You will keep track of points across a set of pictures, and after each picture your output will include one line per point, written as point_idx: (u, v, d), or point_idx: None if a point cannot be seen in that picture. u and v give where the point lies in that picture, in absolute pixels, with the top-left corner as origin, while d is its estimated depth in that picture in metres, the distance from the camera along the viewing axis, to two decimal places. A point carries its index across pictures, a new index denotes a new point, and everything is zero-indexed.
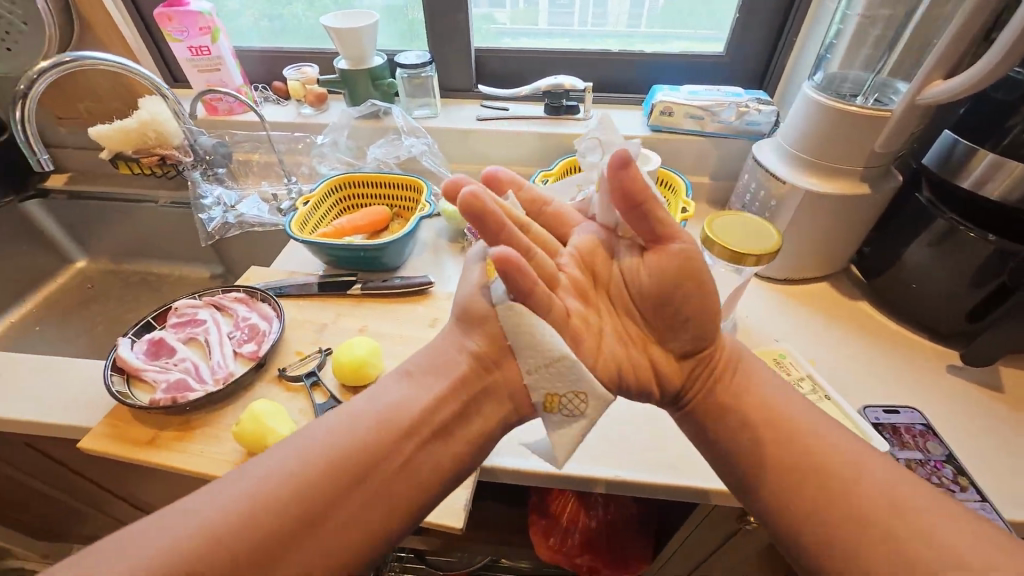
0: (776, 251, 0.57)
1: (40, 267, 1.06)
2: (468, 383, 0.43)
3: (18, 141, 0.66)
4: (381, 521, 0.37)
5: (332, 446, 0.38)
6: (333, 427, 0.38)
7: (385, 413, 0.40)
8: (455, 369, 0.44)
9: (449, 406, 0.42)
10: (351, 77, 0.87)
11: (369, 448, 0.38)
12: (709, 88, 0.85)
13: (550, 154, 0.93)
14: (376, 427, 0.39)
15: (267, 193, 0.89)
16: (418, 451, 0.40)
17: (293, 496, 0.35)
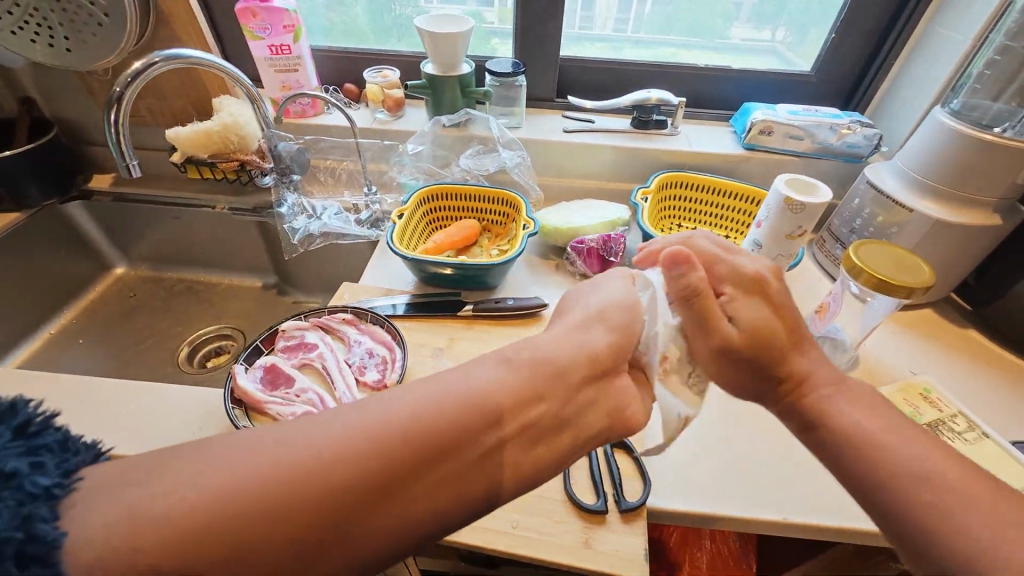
0: (930, 286, 0.55)
1: (79, 273, 0.98)
2: (557, 381, 0.38)
3: (109, 145, 0.60)
4: (464, 508, 0.33)
5: (401, 422, 0.32)
6: (431, 389, 0.34)
7: (482, 404, 0.35)
8: (563, 365, 0.40)
9: (536, 410, 0.37)
10: (440, 84, 0.83)
11: (449, 442, 0.33)
12: (807, 108, 0.84)
13: (637, 168, 0.91)
14: (464, 417, 0.34)
15: (347, 203, 0.84)
16: (503, 448, 0.35)
17: (336, 476, 0.29)
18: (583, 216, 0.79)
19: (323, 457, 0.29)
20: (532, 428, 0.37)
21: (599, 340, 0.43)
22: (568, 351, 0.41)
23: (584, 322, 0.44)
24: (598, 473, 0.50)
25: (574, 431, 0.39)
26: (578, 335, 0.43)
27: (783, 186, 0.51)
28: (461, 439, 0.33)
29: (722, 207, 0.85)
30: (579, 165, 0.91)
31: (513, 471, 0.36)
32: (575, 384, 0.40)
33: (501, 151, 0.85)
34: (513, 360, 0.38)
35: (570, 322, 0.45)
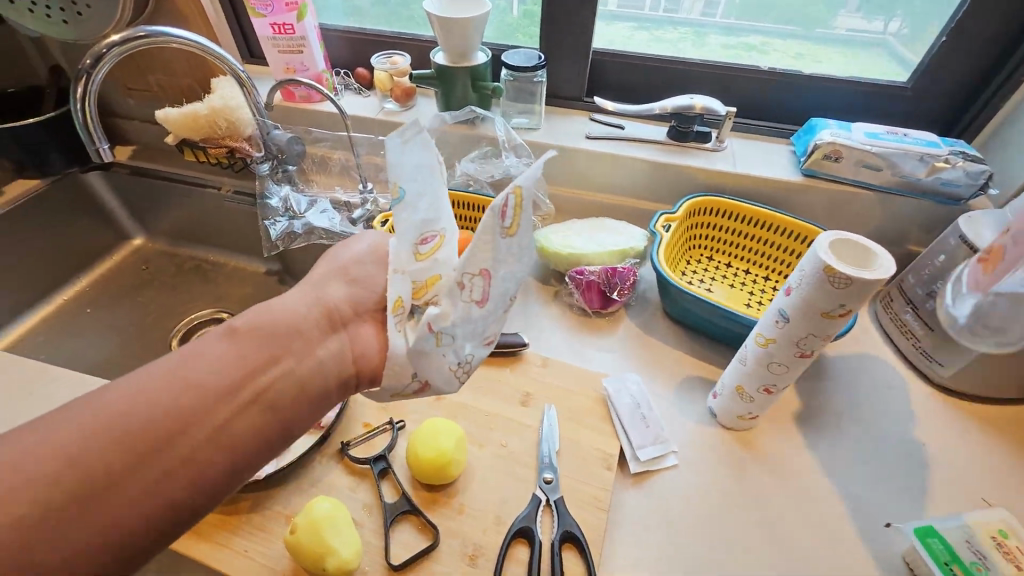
0: None
1: (97, 242, 0.99)
2: (288, 342, 0.37)
3: (76, 124, 0.57)
4: (201, 476, 0.32)
5: (105, 410, 0.31)
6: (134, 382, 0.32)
7: (197, 373, 0.33)
8: (289, 325, 0.37)
9: (274, 370, 0.35)
10: (449, 75, 0.74)
11: (162, 418, 0.32)
12: (892, 132, 0.67)
13: (668, 186, 0.77)
14: (177, 393, 0.32)
15: (340, 199, 0.78)
16: (233, 416, 0.33)
17: (42, 478, 0.29)
18: (589, 240, 0.68)
19: (28, 463, 0.29)
20: (273, 389, 0.35)
21: (338, 294, 0.40)
22: (293, 308, 0.39)
23: (320, 279, 0.41)
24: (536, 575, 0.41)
25: (325, 377, 0.37)
26: (311, 292, 0.40)
27: (826, 250, 0.39)
28: (182, 411, 0.32)
29: (768, 243, 0.72)
30: (601, 177, 0.80)
31: (259, 425, 0.34)
32: (314, 338, 0.38)
33: (507, 156, 0.76)
34: (237, 330, 0.36)
35: (307, 280, 0.41)
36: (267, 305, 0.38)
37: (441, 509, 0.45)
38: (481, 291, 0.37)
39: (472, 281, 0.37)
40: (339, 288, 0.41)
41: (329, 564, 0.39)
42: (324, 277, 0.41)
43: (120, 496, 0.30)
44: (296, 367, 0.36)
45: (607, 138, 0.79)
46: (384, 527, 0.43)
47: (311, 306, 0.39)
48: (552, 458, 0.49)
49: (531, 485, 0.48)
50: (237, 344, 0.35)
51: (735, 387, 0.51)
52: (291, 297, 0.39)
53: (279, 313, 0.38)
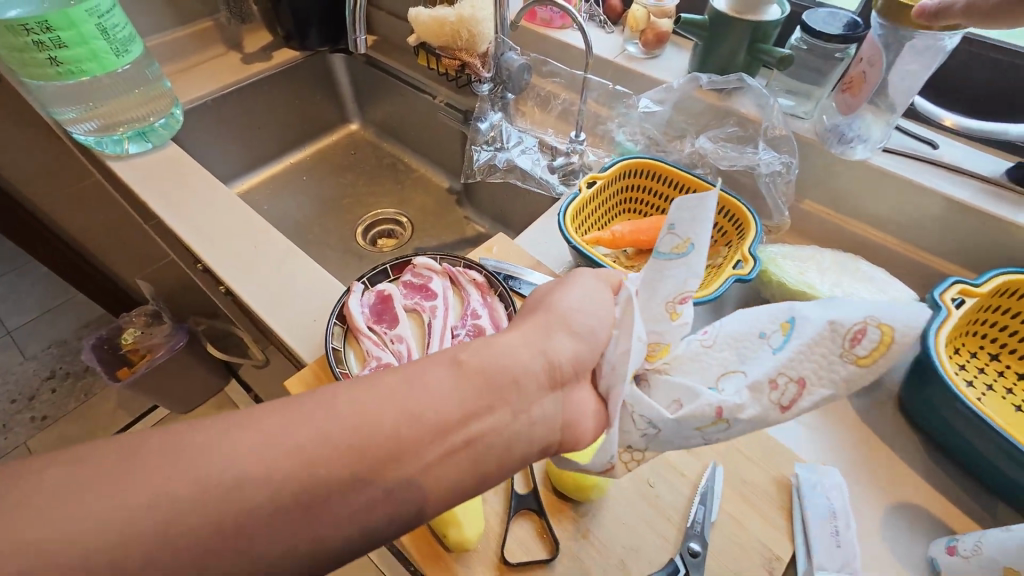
0: None
1: (325, 119, 1.09)
2: (506, 393, 0.30)
3: (346, 12, 0.58)
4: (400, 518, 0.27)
5: (325, 413, 0.26)
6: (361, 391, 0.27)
7: (425, 398, 0.28)
8: (511, 371, 0.31)
9: (487, 421, 0.29)
10: (724, 28, 0.60)
11: (387, 439, 0.26)
12: None
13: (972, 242, 0.56)
14: (410, 420, 0.27)
15: (547, 141, 0.73)
16: (447, 459, 0.28)
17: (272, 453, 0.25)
18: (833, 283, 0.54)
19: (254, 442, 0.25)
20: (484, 441, 0.29)
21: (564, 346, 0.33)
22: (517, 353, 0.32)
23: (543, 322, 0.34)
24: None
25: (531, 445, 0.31)
26: (532, 333, 0.33)
27: None
28: (407, 433, 0.27)
29: None
30: (871, 202, 0.60)
31: (463, 477, 0.28)
32: (532, 394, 0.31)
33: (759, 147, 0.62)
34: (463, 362, 0.30)
35: (529, 319, 0.34)
36: (492, 343, 0.32)
37: (566, 525, 0.41)
38: (789, 399, 0.30)
39: (780, 380, 0.30)
40: (565, 339, 0.33)
41: (450, 534, 0.37)
42: (547, 322, 0.34)
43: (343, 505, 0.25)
44: (511, 424, 0.30)
45: (907, 155, 0.59)
46: (506, 514, 0.41)
47: (535, 355, 0.32)
48: (704, 528, 0.41)
49: (670, 547, 0.41)
50: (466, 378, 0.30)
51: (1004, 566, 0.36)
52: (511, 337, 0.33)
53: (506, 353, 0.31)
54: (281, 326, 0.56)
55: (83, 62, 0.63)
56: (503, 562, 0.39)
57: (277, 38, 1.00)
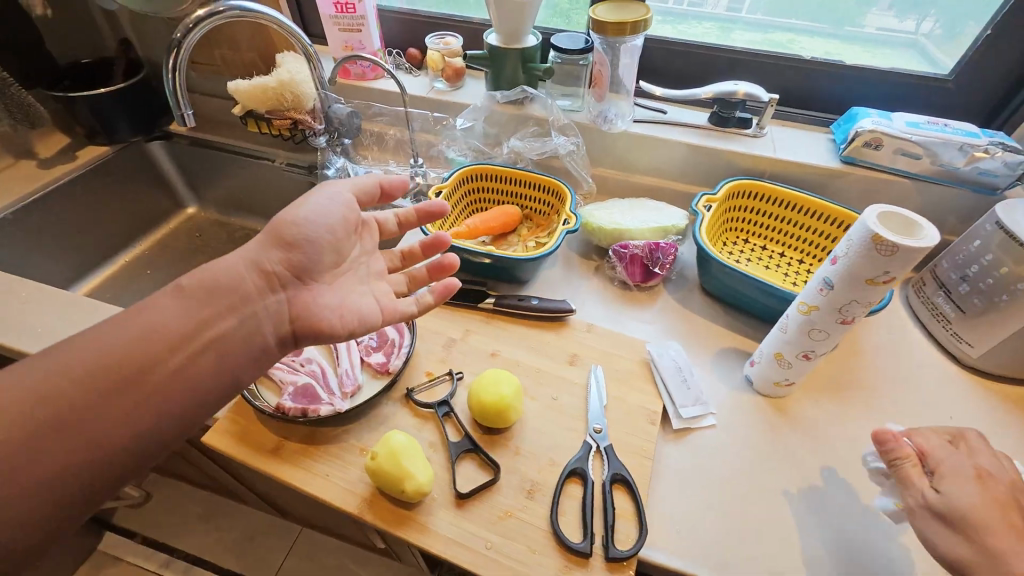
0: None
1: (156, 208, 1.05)
2: (226, 303, 0.42)
3: (166, 92, 0.62)
4: (134, 417, 0.36)
5: (138, 350, 0.37)
6: (157, 328, 0.39)
7: (167, 323, 0.39)
8: (229, 284, 0.42)
9: (219, 327, 0.41)
10: (500, 56, 0.77)
11: (140, 356, 0.37)
12: (933, 121, 0.69)
13: (707, 169, 0.80)
14: (152, 334, 0.39)
15: (392, 171, 0.83)
16: (184, 363, 0.39)
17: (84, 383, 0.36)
18: (634, 218, 0.72)
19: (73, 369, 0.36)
20: (220, 341, 0.41)
21: (276, 260, 0.45)
22: (232, 265, 0.43)
23: (266, 242, 0.45)
24: (589, 509, 0.45)
25: (244, 354, 0.42)
26: (250, 248, 0.44)
27: (876, 220, 0.42)
28: (149, 350, 0.38)
29: (804, 228, 0.73)
30: (640, 159, 0.82)
31: (213, 383, 0.40)
32: (254, 299, 0.43)
33: (553, 135, 0.79)
34: (181, 286, 0.41)
35: (254, 241, 0.45)
36: (209, 265, 0.43)
37: (499, 450, 0.50)
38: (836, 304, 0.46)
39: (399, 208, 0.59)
40: (278, 254, 0.45)
41: (407, 486, 0.43)
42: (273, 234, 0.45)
43: (129, 404, 0.37)
44: (239, 323, 0.42)
45: (650, 122, 0.81)
46: (450, 459, 0.48)
47: (247, 267, 0.43)
48: (600, 411, 0.53)
49: (581, 434, 0.52)
50: (188, 297, 0.41)
51: (774, 353, 0.54)
52: (231, 259, 0.44)
53: (224, 270, 0.43)
54: None
55: None
56: (459, 494, 0.46)
57: (78, 137, 0.95)
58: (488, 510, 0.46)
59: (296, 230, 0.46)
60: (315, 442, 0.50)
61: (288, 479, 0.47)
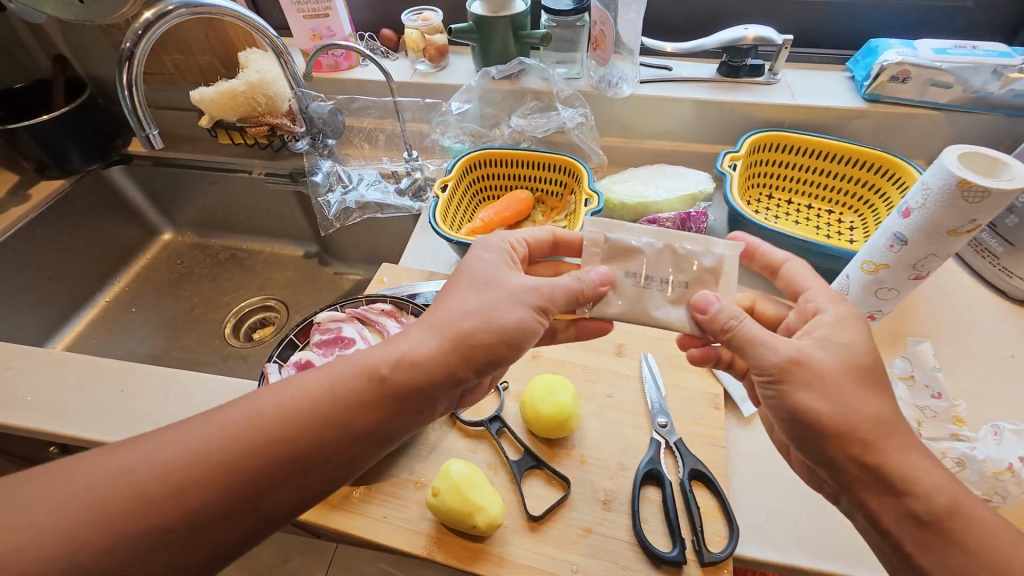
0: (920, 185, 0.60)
1: (129, 240, 0.96)
2: (412, 396, 0.36)
3: (124, 111, 0.55)
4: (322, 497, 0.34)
5: (285, 412, 0.33)
6: (328, 395, 0.34)
7: (348, 402, 0.34)
8: (417, 381, 0.36)
9: (401, 417, 0.36)
10: (489, 27, 0.70)
11: (330, 430, 0.33)
12: (960, 44, 0.65)
13: (722, 125, 0.75)
14: (334, 412, 0.34)
15: (386, 169, 0.76)
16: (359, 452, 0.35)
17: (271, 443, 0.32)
18: (656, 188, 0.68)
19: (268, 417, 0.33)
20: (397, 429, 0.36)
21: (470, 372, 0.37)
22: (423, 362, 0.36)
23: (463, 344, 0.36)
24: (672, 513, 0.42)
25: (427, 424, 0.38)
26: (440, 346, 0.36)
27: (957, 163, 0.38)
28: (339, 432, 0.34)
29: (828, 174, 0.69)
30: (649, 122, 0.76)
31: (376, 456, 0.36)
32: (437, 395, 0.37)
33: (560, 108, 0.73)
34: (386, 380, 0.35)
35: (446, 330, 0.37)
36: (413, 355, 0.36)
37: (563, 461, 0.46)
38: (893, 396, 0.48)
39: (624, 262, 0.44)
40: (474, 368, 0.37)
41: (478, 520, 0.39)
42: (461, 340, 0.36)
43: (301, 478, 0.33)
44: (417, 416, 0.37)
45: (658, 81, 0.75)
46: (515, 480, 0.44)
47: (443, 375, 0.36)
48: (662, 403, 0.50)
49: (646, 431, 0.48)
50: (372, 383, 0.35)
51: None
52: (432, 346, 0.36)
53: (410, 352, 0.36)
54: None
55: None
56: (532, 518, 0.42)
57: (27, 173, 0.86)
58: (564, 531, 0.42)
59: (489, 335, 0.37)
60: (364, 481, 0.46)
61: (344, 528, 0.43)
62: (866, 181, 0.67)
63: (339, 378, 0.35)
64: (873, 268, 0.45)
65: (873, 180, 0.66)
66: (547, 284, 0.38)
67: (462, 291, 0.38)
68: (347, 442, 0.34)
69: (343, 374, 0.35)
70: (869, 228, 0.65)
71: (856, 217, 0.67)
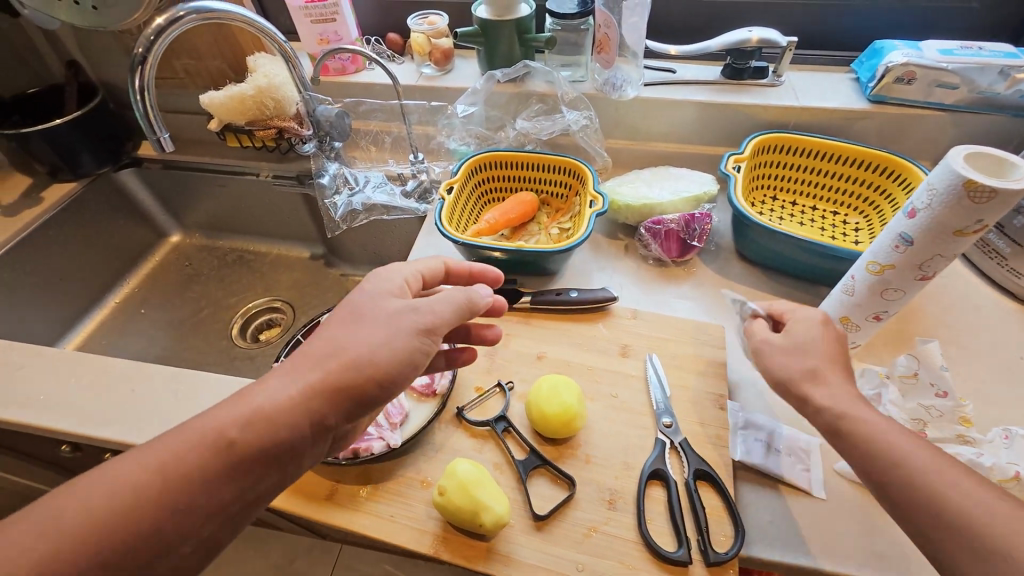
0: None
1: (138, 242, 0.98)
2: (287, 453, 0.35)
3: (136, 116, 0.56)
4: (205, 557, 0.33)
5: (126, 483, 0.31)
6: (177, 462, 0.32)
7: (207, 468, 0.32)
8: (287, 436, 0.34)
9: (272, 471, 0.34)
10: (493, 29, 0.71)
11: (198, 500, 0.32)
12: (966, 45, 0.65)
13: (727, 127, 0.75)
14: (197, 480, 0.32)
15: (392, 171, 0.77)
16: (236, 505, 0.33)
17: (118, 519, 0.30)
18: (660, 189, 0.68)
19: (109, 497, 0.30)
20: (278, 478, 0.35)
21: (342, 417, 0.36)
22: (290, 418, 0.34)
23: (329, 391, 0.35)
24: (678, 513, 0.42)
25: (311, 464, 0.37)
26: (309, 399, 0.35)
27: (964, 163, 0.38)
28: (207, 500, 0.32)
29: (833, 175, 0.69)
30: (654, 124, 0.77)
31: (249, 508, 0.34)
32: (315, 442, 0.36)
33: (565, 111, 0.74)
34: (236, 441, 0.33)
35: (303, 379, 0.35)
36: (261, 410, 0.34)
37: (569, 460, 0.46)
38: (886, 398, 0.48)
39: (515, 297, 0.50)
40: (347, 409, 0.36)
41: (484, 520, 0.40)
42: (322, 385, 0.35)
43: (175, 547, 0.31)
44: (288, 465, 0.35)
45: (662, 84, 0.75)
46: (521, 480, 0.45)
47: (303, 424, 0.35)
48: (667, 403, 0.50)
49: (651, 431, 0.48)
50: (236, 445, 0.33)
51: (839, 318, 0.51)
52: (290, 397, 0.35)
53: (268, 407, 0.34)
54: None
55: None
56: (537, 517, 0.42)
57: (39, 176, 0.87)
58: (570, 529, 0.42)
59: (369, 386, 0.36)
60: (372, 480, 0.46)
61: (351, 526, 0.43)
62: (872, 182, 0.67)
63: (182, 444, 0.32)
64: (879, 268, 0.45)
65: (878, 181, 0.66)
66: (429, 309, 0.40)
67: (341, 323, 0.39)
68: (220, 507, 0.33)
69: (190, 439, 0.33)
70: (875, 227, 0.65)
71: (863, 218, 0.67)
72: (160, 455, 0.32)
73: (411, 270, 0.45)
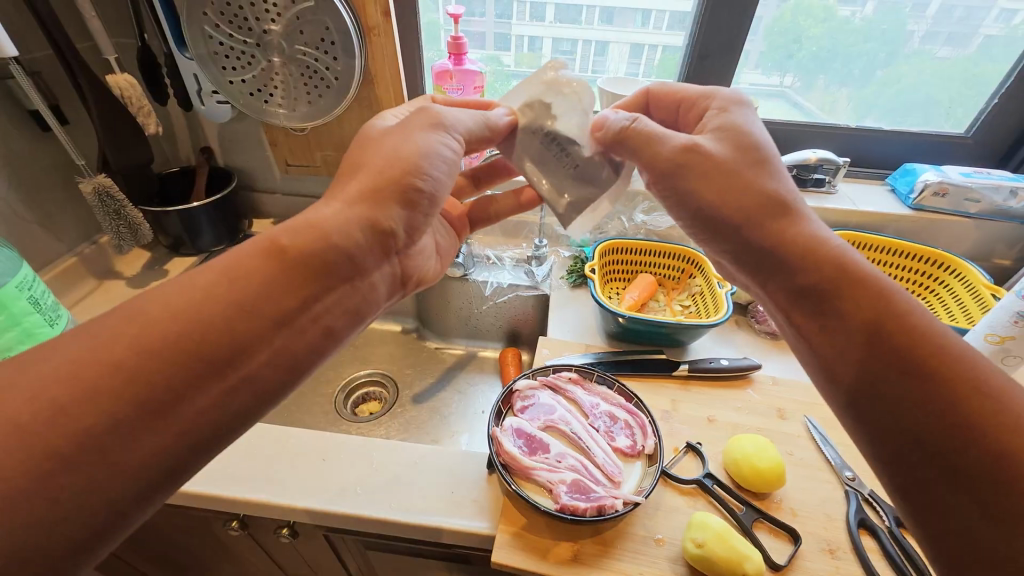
0: (994, 283, 0.73)
1: None
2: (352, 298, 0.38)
3: None
4: None
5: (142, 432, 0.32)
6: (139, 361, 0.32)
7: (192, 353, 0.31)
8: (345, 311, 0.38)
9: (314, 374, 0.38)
10: None
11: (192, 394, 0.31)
12: (980, 171, 0.84)
13: None
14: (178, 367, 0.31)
15: (520, 256, 0.96)
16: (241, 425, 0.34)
17: (165, 345, 0.30)
18: None
19: (164, 307, 0.31)
20: None
21: (394, 228, 0.40)
22: (345, 285, 0.38)
23: (374, 204, 0.39)
24: (899, 558, 0.47)
25: None
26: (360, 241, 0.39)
27: None
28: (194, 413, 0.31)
29: (894, 265, 0.85)
30: None
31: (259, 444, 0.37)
32: (366, 273, 0.39)
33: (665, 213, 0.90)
34: (285, 255, 0.35)
35: (350, 191, 0.39)
36: (313, 232, 0.36)
37: (779, 514, 0.51)
38: None
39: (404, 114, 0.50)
40: (398, 219, 0.41)
41: (749, 568, 0.45)
42: (371, 189, 0.39)
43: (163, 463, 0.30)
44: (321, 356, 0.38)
45: None
46: (749, 531, 0.49)
47: (367, 248, 0.39)
48: (843, 460, 0.56)
49: (838, 484, 0.54)
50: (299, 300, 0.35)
51: None
52: (335, 206, 0.38)
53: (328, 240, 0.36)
54: (425, 514, 0.52)
55: (10, 348, 0.49)
56: (778, 566, 0.46)
57: (160, 249, 0.90)
58: None
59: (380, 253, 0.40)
60: (609, 540, 0.48)
61: None
62: (927, 272, 0.82)
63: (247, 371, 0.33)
64: (997, 339, 0.57)
65: (933, 272, 0.82)
66: (451, 114, 0.45)
67: (373, 141, 0.43)
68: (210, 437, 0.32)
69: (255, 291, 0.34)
70: (938, 308, 0.79)
71: (923, 300, 0.82)
72: (212, 271, 0.33)
73: (393, 114, 0.50)
